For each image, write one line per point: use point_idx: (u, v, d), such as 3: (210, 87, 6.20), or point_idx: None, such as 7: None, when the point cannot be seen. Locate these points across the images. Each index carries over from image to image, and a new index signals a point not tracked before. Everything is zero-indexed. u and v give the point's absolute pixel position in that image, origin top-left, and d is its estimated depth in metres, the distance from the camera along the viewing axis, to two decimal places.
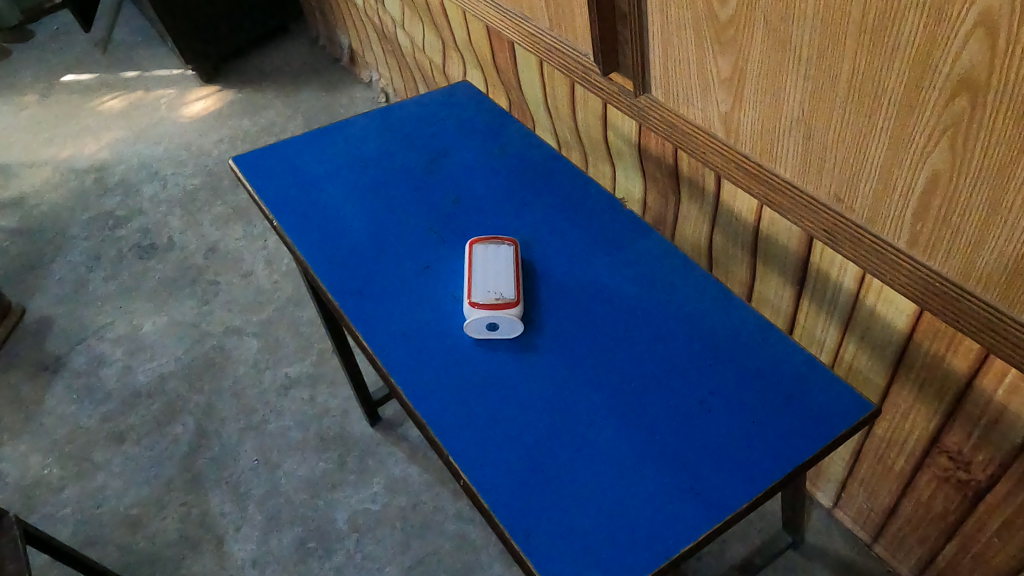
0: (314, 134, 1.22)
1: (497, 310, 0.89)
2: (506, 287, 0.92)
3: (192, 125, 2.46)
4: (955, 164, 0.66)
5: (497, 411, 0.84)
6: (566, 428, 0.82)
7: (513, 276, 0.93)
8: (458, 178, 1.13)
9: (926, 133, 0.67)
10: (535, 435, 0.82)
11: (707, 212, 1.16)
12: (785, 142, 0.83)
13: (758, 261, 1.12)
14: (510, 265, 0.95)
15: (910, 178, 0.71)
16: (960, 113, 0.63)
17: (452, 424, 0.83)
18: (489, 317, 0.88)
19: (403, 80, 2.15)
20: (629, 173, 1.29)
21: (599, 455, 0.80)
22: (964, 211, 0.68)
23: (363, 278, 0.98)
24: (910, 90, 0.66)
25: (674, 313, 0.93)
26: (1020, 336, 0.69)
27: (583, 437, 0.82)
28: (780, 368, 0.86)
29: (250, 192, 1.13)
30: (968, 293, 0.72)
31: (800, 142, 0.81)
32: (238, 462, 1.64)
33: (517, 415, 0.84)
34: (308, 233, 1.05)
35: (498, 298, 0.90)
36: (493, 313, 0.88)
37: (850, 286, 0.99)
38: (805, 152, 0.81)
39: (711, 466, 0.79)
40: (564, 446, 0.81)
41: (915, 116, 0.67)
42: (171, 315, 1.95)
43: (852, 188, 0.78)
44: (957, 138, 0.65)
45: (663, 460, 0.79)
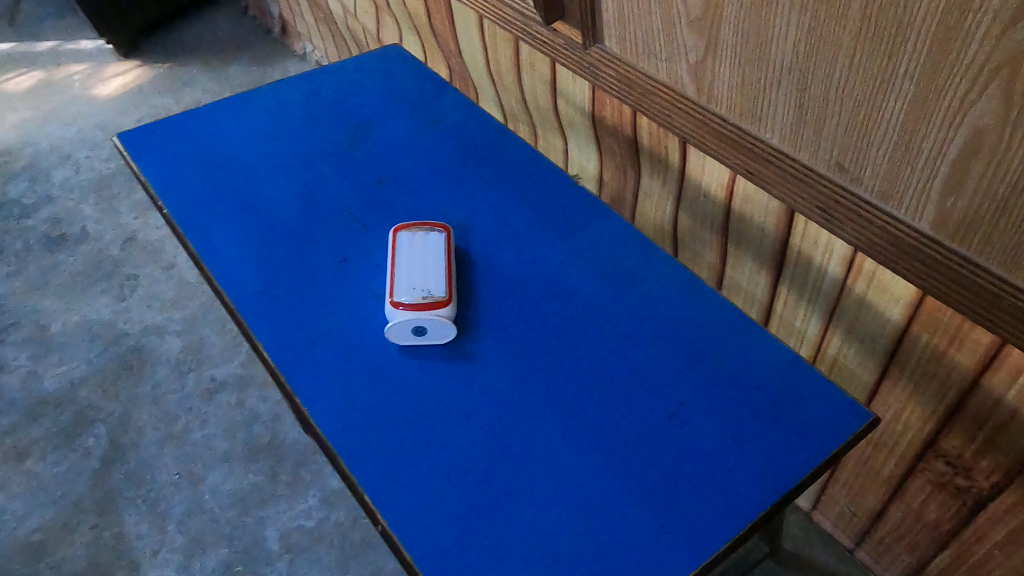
0: (214, 106, 1.04)
1: (423, 312, 0.74)
2: (435, 283, 0.77)
3: (109, 103, 2.25)
4: (1008, 118, 0.53)
5: (426, 434, 0.70)
6: (513, 452, 0.68)
7: (444, 270, 0.79)
8: (385, 153, 0.98)
9: (967, 76, 0.53)
10: (475, 463, 0.68)
11: (671, 189, 1.02)
12: (775, 99, 0.69)
13: (730, 244, 0.99)
14: (442, 257, 0.80)
15: (937, 139, 0.58)
16: (1020, 47, 0.49)
17: (370, 455, 0.68)
18: (414, 319, 0.74)
19: (338, 50, 1.98)
20: (583, 146, 1.15)
21: (552, 486, 0.66)
22: (1013, 182, 0.55)
23: (266, 275, 0.82)
24: (947, 18, 0.52)
25: (638, 308, 0.80)
26: None
27: (532, 463, 0.68)
28: (761, 373, 0.74)
29: (137, 172, 0.96)
30: (1009, 286, 0.60)
31: (795, 98, 0.67)
32: (157, 476, 1.47)
33: (453, 439, 0.69)
34: (203, 222, 0.88)
35: (425, 297, 0.75)
36: (419, 315, 0.74)
37: (836, 271, 0.87)
38: (799, 112, 0.68)
39: (686, 495, 0.65)
40: (511, 476, 0.67)
41: (953, 57, 0.53)
42: (84, 313, 1.76)
43: (860, 155, 0.65)
44: (1012, 83, 0.51)
45: (628, 488, 0.66)
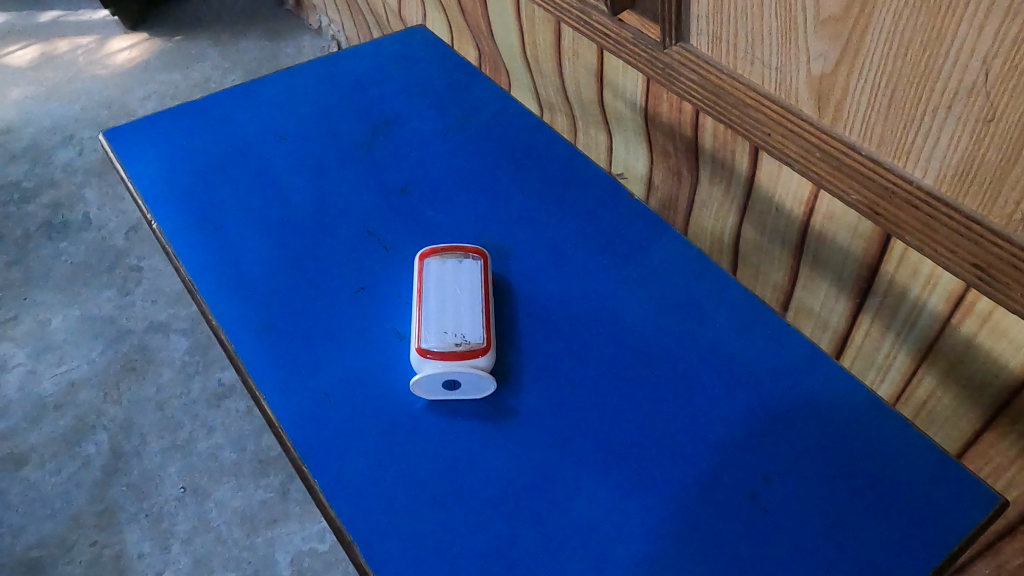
0: (217, 97, 0.92)
1: (455, 363, 0.62)
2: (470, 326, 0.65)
3: (115, 79, 2.12)
4: None
5: (458, 514, 0.58)
6: (568, 540, 0.57)
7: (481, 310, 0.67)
8: (408, 156, 0.85)
9: None
10: (521, 552, 0.56)
11: (737, 202, 0.76)
12: (939, 127, 0.44)
13: (815, 275, 0.72)
14: (478, 292, 0.68)
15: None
16: None
17: (392, 541, 0.57)
18: (445, 372, 0.62)
19: (356, 26, 1.84)
20: (631, 143, 0.89)
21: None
22: None
23: (269, 306, 0.70)
24: None
25: (707, 354, 0.68)
26: None
27: (591, 554, 0.56)
28: (858, 442, 0.62)
29: (124, 177, 0.84)
30: None
31: (979, 124, 0.42)
32: (161, 489, 1.37)
33: (495, 520, 0.58)
34: (197, 240, 0.76)
35: (459, 344, 0.63)
36: (451, 366, 0.62)
37: (938, 307, 0.61)
38: (972, 149, 0.43)
39: None
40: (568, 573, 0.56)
41: None
42: (85, 308, 1.65)
43: None
44: None
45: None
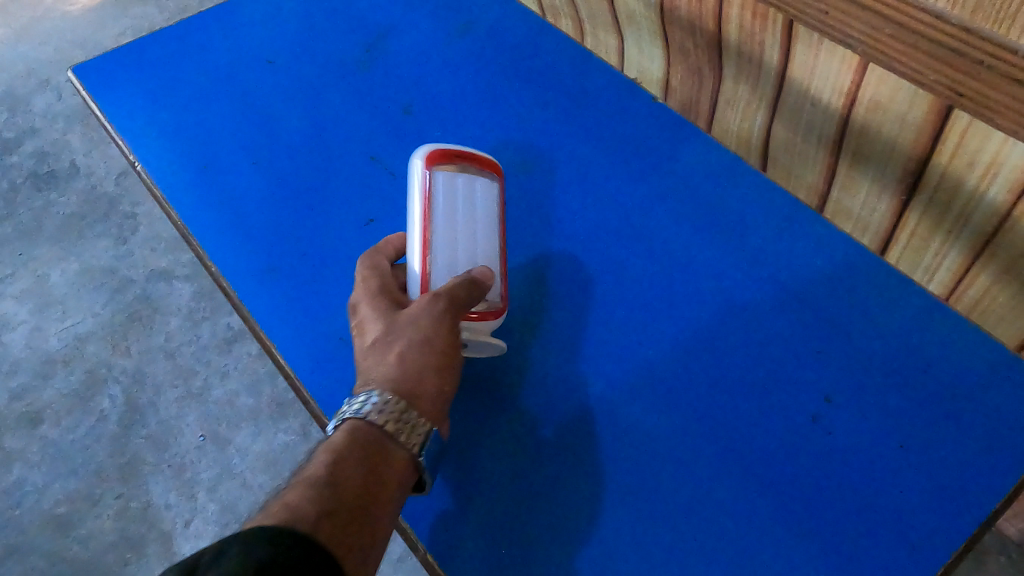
0: (194, 22, 0.85)
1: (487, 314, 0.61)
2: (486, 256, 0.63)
3: (88, 18, 1.95)
4: None
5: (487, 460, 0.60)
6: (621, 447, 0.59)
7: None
8: (403, 72, 0.78)
9: None
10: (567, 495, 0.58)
11: (766, 96, 0.63)
12: None
13: (847, 169, 0.60)
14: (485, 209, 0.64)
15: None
16: None
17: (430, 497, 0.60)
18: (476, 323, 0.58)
19: None
20: (645, 44, 0.72)
21: (668, 516, 0.56)
22: None
23: (275, 248, 0.66)
24: None
25: (752, 267, 0.65)
26: None
27: (640, 453, 0.58)
28: (916, 350, 0.58)
29: (104, 121, 0.78)
30: None
31: None
32: (179, 440, 1.19)
33: (550, 466, 0.59)
34: (190, 183, 0.72)
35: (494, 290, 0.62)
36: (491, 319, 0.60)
37: (1000, 199, 0.49)
38: None
39: (841, 513, 0.54)
40: (622, 497, 0.57)
41: None
42: (83, 259, 1.43)
43: None
44: None
45: (766, 518, 0.54)
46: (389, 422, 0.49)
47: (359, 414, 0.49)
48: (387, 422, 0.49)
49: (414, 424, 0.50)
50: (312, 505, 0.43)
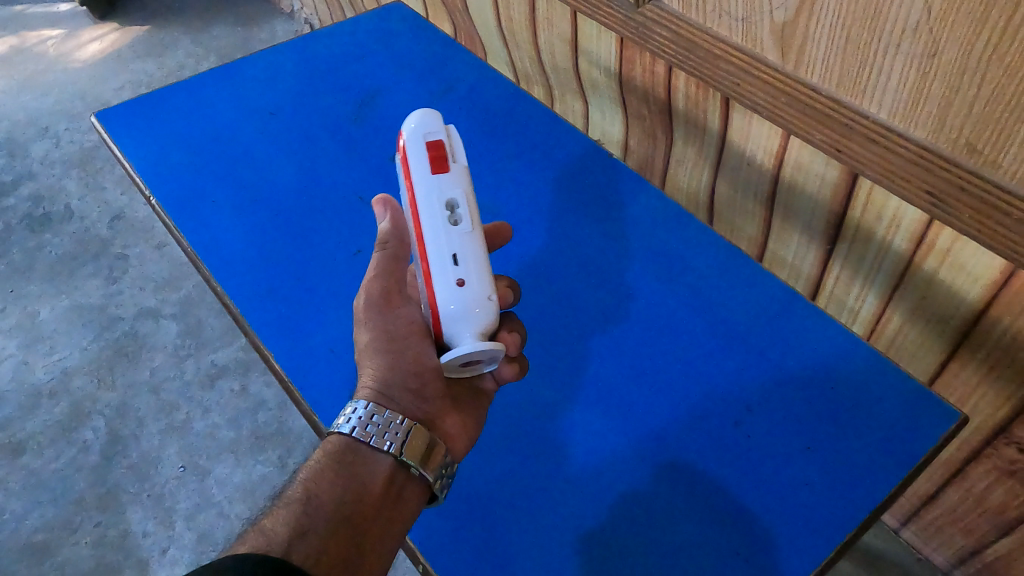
0: (205, 78, 0.95)
1: (468, 302, 0.55)
2: (445, 230, 0.57)
3: (87, 70, 2.00)
4: None
5: (488, 471, 0.63)
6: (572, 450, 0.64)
7: (458, 191, 0.59)
8: (393, 126, 0.88)
9: None
10: None
11: (709, 156, 0.74)
12: (883, 64, 0.44)
13: (776, 218, 0.73)
14: (431, 178, 0.59)
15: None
16: None
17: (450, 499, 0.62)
18: (456, 340, 0.55)
19: (328, 10, 1.69)
20: (607, 108, 0.85)
21: (618, 507, 0.60)
22: None
23: (275, 273, 0.75)
24: None
25: (683, 299, 0.72)
26: (960, 199, 0.45)
27: (588, 454, 0.63)
28: (824, 371, 0.66)
29: (121, 159, 0.87)
30: None
31: (915, 64, 0.42)
32: (160, 470, 1.25)
33: (532, 466, 0.63)
34: (199, 215, 0.81)
35: (452, 272, 0.55)
36: (454, 316, 0.54)
37: (902, 246, 0.61)
38: (918, 83, 0.43)
39: (765, 506, 0.59)
40: (579, 492, 0.61)
41: None
42: (73, 297, 1.50)
43: (1004, 134, 0.40)
44: None
45: (696, 514, 0.59)
46: (374, 436, 0.55)
47: (344, 428, 0.56)
48: (364, 429, 0.56)
49: (388, 421, 0.56)
50: (290, 527, 0.50)
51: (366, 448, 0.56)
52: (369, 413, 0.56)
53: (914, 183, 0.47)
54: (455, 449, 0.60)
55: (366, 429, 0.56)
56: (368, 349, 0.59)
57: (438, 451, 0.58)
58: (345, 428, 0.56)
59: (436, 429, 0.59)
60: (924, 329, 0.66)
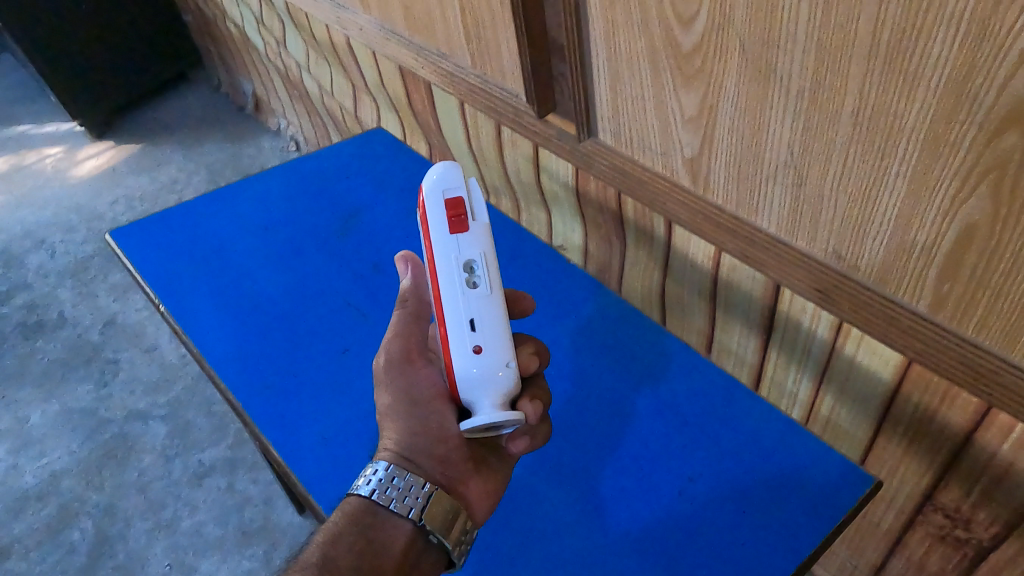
0: (207, 200, 1.07)
1: (487, 369, 0.57)
2: (462, 295, 0.59)
3: (83, 185, 2.11)
4: (1001, 216, 0.42)
5: (490, 556, 0.65)
6: (539, 531, 0.66)
7: (476, 252, 0.60)
8: (377, 240, 0.99)
9: (955, 176, 0.43)
10: None
11: (657, 258, 0.86)
12: (765, 192, 0.56)
13: (719, 311, 0.83)
14: (449, 236, 0.61)
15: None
16: (1007, 153, 0.40)
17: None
18: (475, 407, 0.58)
19: (314, 127, 1.81)
20: (567, 217, 0.97)
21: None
22: (1009, 274, 0.44)
23: (272, 372, 0.84)
24: (937, 127, 0.42)
25: (627, 379, 0.76)
26: (841, 295, 0.56)
27: (553, 532, 0.66)
28: (759, 442, 0.69)
29: (133, 273, 0.98)
30: (1015, 369, 0.47)
31: (789, 192, 0.54)
32: (146, 568, 1.29)
33: (514, 550, 0.66)
34: (203, 320, 0.90)
35: (469, 338, 0.58)
36: (472, 384, 0.57)
37: (826, 334, 0.72)
38: (794, 205, 0.55)
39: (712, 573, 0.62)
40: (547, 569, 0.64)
41: (944, 160, 0.43)
42: (64, 401, 1.57)
43: (858, 242, 0.52)
44: (1003, 189, 0.41)
45: None
46: (393, 498, 0.59)
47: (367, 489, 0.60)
48: (384, 491, 0.59)
49: (409, 485, 0.59)
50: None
51: (386, 510, 0.59)
52: (390, 475, 0.59)
53: (803, 281, 0.58)
54: (474, 515, 0.63)
55: (386, 492, 0.59)
56: (391, 411, 0.62)
57: (460, 518, 0.60)
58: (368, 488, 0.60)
59: (456, 494, 0.62)
60: (851, 408, 0.75)
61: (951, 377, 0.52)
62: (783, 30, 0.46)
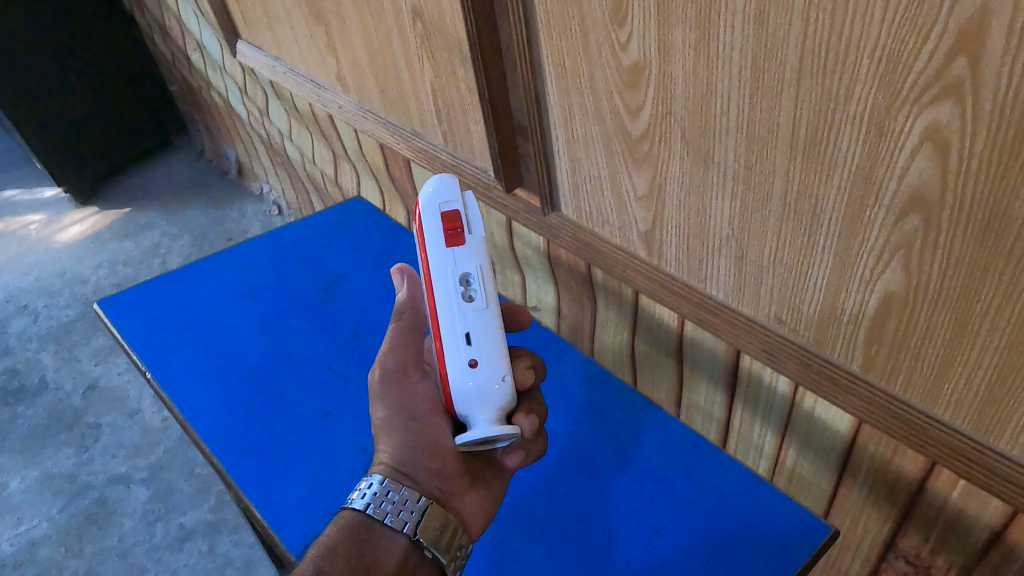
0: (192, 269, 1.11)
1: (483, 383, 0.59)
2: (460, 310, 0.61)
3: (67, 250, 2.14)
4: (912, 286, 0.47)
5: None
6: None
7: (473, 265, 0.62)
8: (357, 306, 1.03)
9: (872, 252, 0.48)
10: None
11: (626, 319, 0.91)
12: (713, 262, 0.61)
13: (686, 368, 0.87)
14: (446, 251, 0.62)
15: (960, 370, 0.48)
16: (911, 233, 0.45)
17: None
18: (472, 420, 0.60)
19: (297, 192, 1.87)
20: (540, 280, 1.02)
21: None
22: (923, 335, 0.49)
23: (255, 436, 0.87)
24: (852, 208, 0.48)
25: (598, 437, 0.80)
26: (785, 356, 0.60)
27: None
28: (722, 495, 0.73)
29: (120, 341, 1.01)
30: (939, 422, 0.52)
31: (733, 263, 0.59)
32: None
33: None
34: (188, 385, 0.93)
35: (465, 353, 0.60)
36: (468, 399, 0.59)
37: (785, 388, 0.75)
38: (739, 273, 0.60)
39: None
40: None
41: (860, 237, 0.49)
42: (44, 467, 1.57)
43: (795, 307, 0.57)
44: (911, 262, 0.47)
45: None
46: (388, 511, 0.62)
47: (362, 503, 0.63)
48: (380, 505, 0.62)
49: (404, 499, 0.62)
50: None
51: (382, 525, 0.62)
52: (386, 490, 0.62)
53: (752, 342, 0.62)
54: (471, 529, 0.66)
55: (383, 506, 0.62)
56: (385, 425, 0.65)
57: (453, 532, 0.63)
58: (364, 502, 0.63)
59: (453, 507, 0.65)
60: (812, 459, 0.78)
61: (889, 432, 0.56)
62: (718, 122, 0.52)
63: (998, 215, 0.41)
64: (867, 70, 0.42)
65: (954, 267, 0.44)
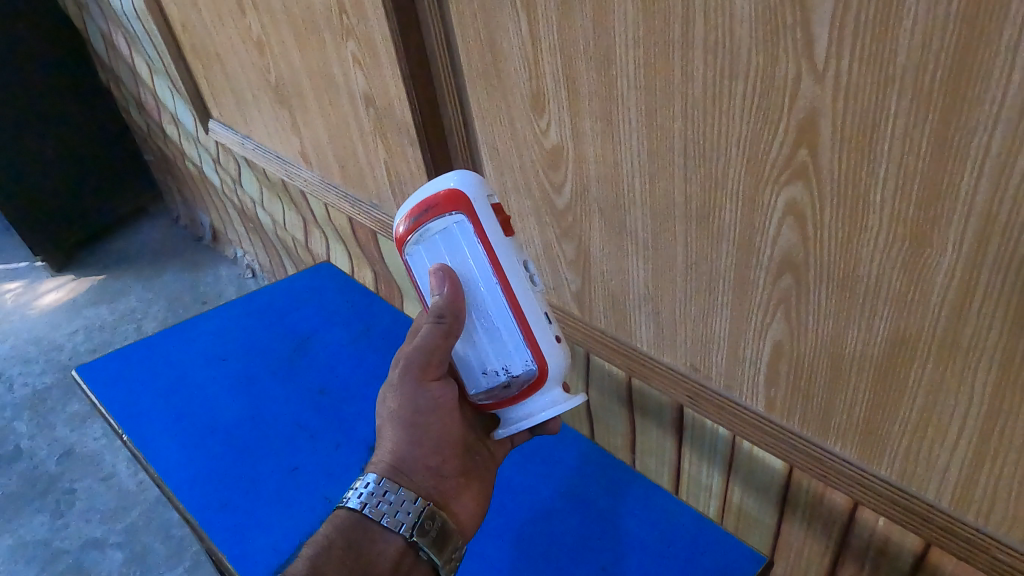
0: (166, 336, 1.16)
1: (564, 358, 0.61)
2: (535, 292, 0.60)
3: (43, 318, 2.17)
4: (794, 333, 0.55)
5: None
6: None
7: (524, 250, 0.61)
8: (324, 366, 1.09)
9: (762, 307, 0.56)
10: None
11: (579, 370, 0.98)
12: (636, 318, 0.69)
13: (637, 415, 0.92)
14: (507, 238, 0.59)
15: (843, 404, 0.55)
16: (787, 291, 0.53)
17: None
18: (547, 395, 0.61)
19: (269, 256, 1.94)
20: None
21: None
22: (807, 378, 0.56)
23: (226, 493, 0.91)
24: (740, 269, 0.55)
25: (551, 481, 0.81)
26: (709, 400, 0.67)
27: None
28: (665, 532, 0.74)
29: (97, 406, 1.06)
30: (831, 454, 0.59)
31: (652, 319, 0.67)
32: None
33: None
34: (163, 446, 0.98)
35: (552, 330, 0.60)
36: (557, 374, 0.60)
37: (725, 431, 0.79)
38: (659, 327, 0.67)
39: None
40: None
41: (750, 294, 0.56)
42: (17, 534, 1.58)
43: (706, 356, 0.64)
44: (791, 312, 0.54)
45: None
46: (384, 512, 0.61)
47: (356, 503, 0.62)
48: (376, 506, 0.62)
49: (401, 500, 0.62)
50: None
51: (378, 526, 0.62)
52: (383, 490, 0.62)
53: (677, 389, 0.69)
54: (465, 530, 0.67)
55: (378, 507, 0.62)
56: (394, 418, 0.64)
57: (450, 537, 0.64)
58: (359, 502, 0.62)
59: (447, 509, 0.65)
60: (755, 498, 0.80)
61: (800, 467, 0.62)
62: (626, 197, 0.60)
63: (849, 272, 0.48)
64: (735, 155, 0.50)
65: (824, 317, 0.52)
